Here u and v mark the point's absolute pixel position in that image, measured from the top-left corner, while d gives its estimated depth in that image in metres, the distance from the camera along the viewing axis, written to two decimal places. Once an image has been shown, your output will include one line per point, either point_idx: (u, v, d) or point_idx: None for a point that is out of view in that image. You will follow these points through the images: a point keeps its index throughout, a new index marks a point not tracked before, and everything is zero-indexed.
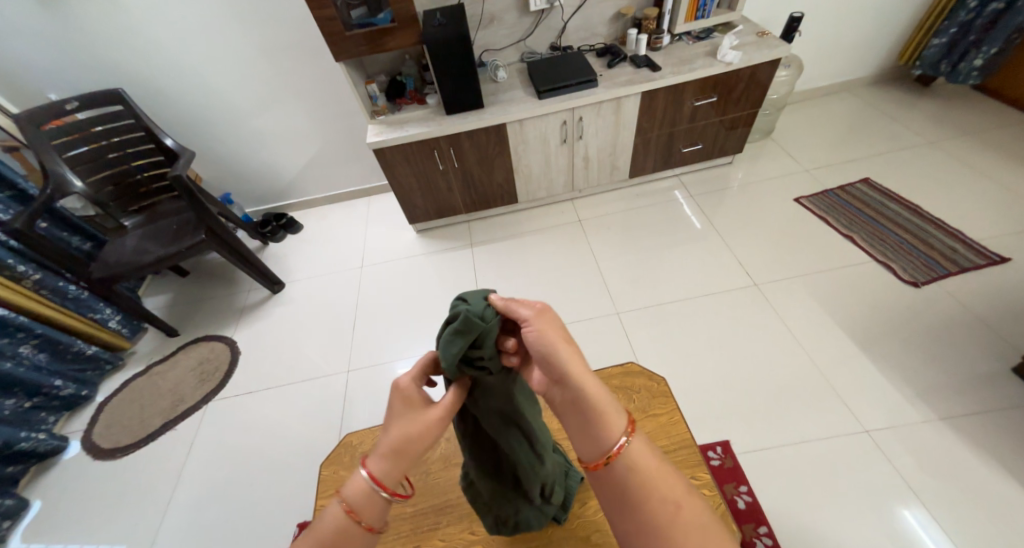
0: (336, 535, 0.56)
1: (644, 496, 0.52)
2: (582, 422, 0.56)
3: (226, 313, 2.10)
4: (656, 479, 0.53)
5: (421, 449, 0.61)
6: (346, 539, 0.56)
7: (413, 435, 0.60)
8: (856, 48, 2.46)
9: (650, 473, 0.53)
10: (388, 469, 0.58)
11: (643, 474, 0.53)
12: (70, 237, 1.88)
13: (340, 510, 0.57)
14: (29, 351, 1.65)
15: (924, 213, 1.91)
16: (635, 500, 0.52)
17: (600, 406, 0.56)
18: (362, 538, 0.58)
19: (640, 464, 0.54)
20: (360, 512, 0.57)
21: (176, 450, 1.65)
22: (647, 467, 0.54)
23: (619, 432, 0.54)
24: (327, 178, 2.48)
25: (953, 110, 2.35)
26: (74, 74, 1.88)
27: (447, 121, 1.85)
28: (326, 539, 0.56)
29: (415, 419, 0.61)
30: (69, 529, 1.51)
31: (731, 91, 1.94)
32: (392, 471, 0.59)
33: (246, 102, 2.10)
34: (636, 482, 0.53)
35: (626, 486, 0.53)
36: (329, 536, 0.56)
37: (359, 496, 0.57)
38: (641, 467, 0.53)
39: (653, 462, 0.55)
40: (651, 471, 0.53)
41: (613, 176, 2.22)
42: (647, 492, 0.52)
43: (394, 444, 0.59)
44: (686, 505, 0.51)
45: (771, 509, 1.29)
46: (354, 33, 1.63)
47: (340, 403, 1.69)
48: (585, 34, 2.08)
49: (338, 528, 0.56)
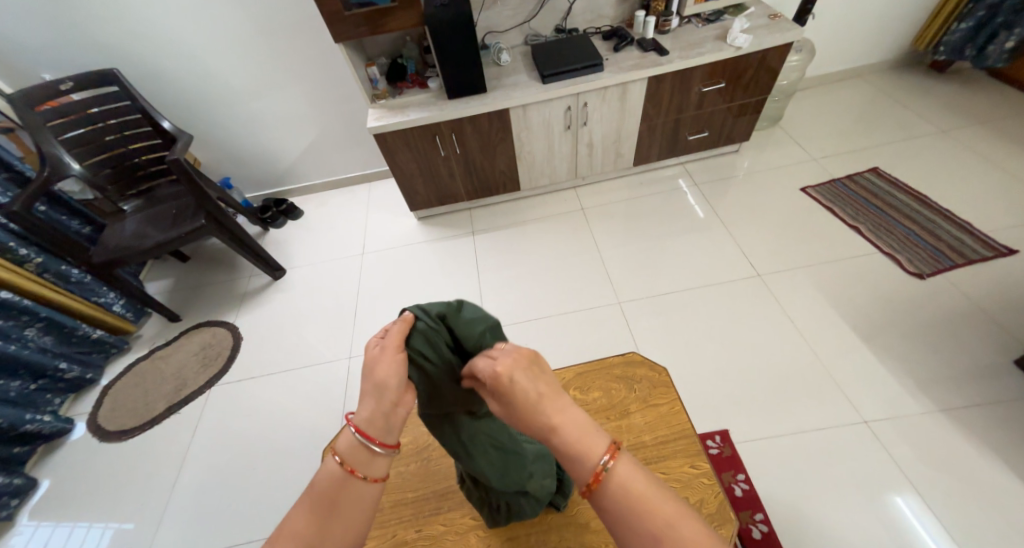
0: (335, 488, 0.57)
1: (635, 522, 0.48)
2: (560, 451, 0.53)
3: (227, 297, 2.11)
4: (647, 502, 0.49)
5: (389, 385, 0.61)
6: (344, 491, 0.57)
7: (371, 368, 0.62)
8: (870, 32, 2.39)
9: (639, 496, 0.49)
10: (370, 418, 0.60)
11: (631, 500, 0.49)
12: (70, 221, 1.86)
13: (336, 465, 0.58)
14: (33, 334, 1.65)
15: (932, 204, 1.88)
16: (629, 527, 0.49)
17: (575, 435, 0.52)
18: (363, 491, 0.58)
19: (629, 486, 0.50)
20: (354, 462, 0.58)
21: (180, 433, 1.67)
22: (637, 490, 0.50)
23: (603, 453, 0.51)
24: (326, 163, 2.45)
25: (968, 98, 2.30)
26: (68, 53, 1.84)
27: (448, 106, 1.81)
28: (327, 496, 0.57)
29: (376, 360, 0.62)
30: (77, 508, 1.54)
31: (740, 77, 1.89)
32: (377, 420, 0.60)
33: (244, 85, 2.06)
34: (627, 507, 0.49)
35: (619, 512, 0.49)
36: (325, 490, 0.57)
37: (351, 450, 0.58)
38: (630, 490, 0.50)
39: (642, 480, 0.51)
40: (640, 494, 0.50)
41: (617, 163, 2.19)
42: (641, 518, 0.48)
43: (363, 387, 0.61)
44: (683, 528, 0.47)
45: (768, 498, 1.31)
46: (353, 12, 1.57)
47: (341, 390, 1.70)
48: (591, 16, 2.02)
49: (337, 482, 0.57)
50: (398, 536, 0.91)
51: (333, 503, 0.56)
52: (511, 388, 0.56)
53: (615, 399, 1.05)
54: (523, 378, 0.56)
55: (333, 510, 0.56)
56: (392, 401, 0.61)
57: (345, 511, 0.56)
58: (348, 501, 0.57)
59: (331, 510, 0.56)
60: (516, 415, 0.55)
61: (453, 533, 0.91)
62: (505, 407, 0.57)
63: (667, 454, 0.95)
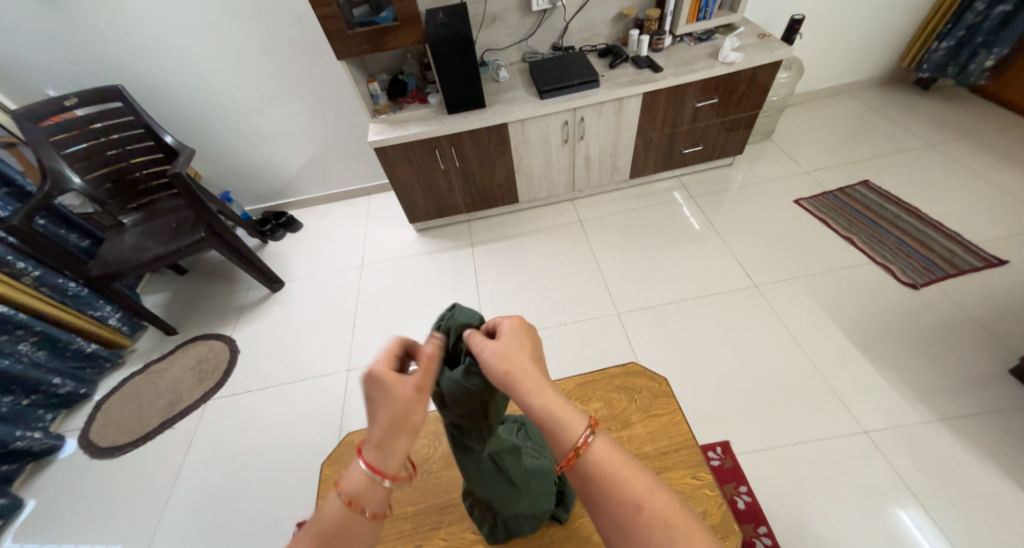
0: (340, 526, 0.56)
1: (609, 494, 0.53)
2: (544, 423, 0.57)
3: (224, 311, 2.10)
4: (622, 474, 0.53)
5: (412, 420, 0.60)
6: (348, 529, 0.56)
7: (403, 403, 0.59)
8: (856, 50, 2.47)
9: (615, 471, 0.53)
10: (380, 454, 0.59)
11: (607, 472, 0.53)
12: (68, 234, 1.86)
13: (340, 502, 0.57)
14: (27, 348, 1.63)
15: (923, 215, 1.92)
16: (604, 497, 0.53)
17: (561, 407, 0.57)
18: (365, 527, 0.58)
19: (606, 462, 0.54)
20: (360, 499, 0.57)
21: (174, 449, 1.65)
22: (613, 465, 0.54)
23: (583, 431, 0.55)
24: (326, 176, 2.47)
25: (953, 113, 2.36)
26: (73, 70, 1.88)
27: (448, 120, 1.84)
28: (330, 531, 0.56)
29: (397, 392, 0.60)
30: (65, 528, 1.50)
31: (733, 93, 1.95)
32: (386, 457, 0.59)
33: (246, 101, 2.09)
34: (602, 480, 0.53)
35: (596, 484, 0.53)
36: (329, 528, 0.56)
37: (357, 484, 0.58)
38: (607, 466, 0.54)
39: (619, 458, 0.55)
40: (616, 468, 0.54)
41: (613, 177, 2.23)
42: (615, 490, 0.52)
43: (385, 418, 0.59)
44: (653, 498, 0.51)
45: (770, 510, 1.29)
46: (355, 31, 1.62)
47: (339, 403, 1.68)
48: (586, 34, 2.08)
49: (341, 520, 0.57)
50: None
51: (337, 536, 0.56)
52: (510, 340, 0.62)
53: (616, 410, 1.05)
54: (524, 338, 0.63)
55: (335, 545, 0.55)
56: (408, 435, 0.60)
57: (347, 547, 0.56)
58: (351, 539, 0.56)
59: (333, 545, 0.55)
60: (506, 365, 0.60)
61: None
62: (500, 345, 0.61)
63: (668, 465, 0.94)
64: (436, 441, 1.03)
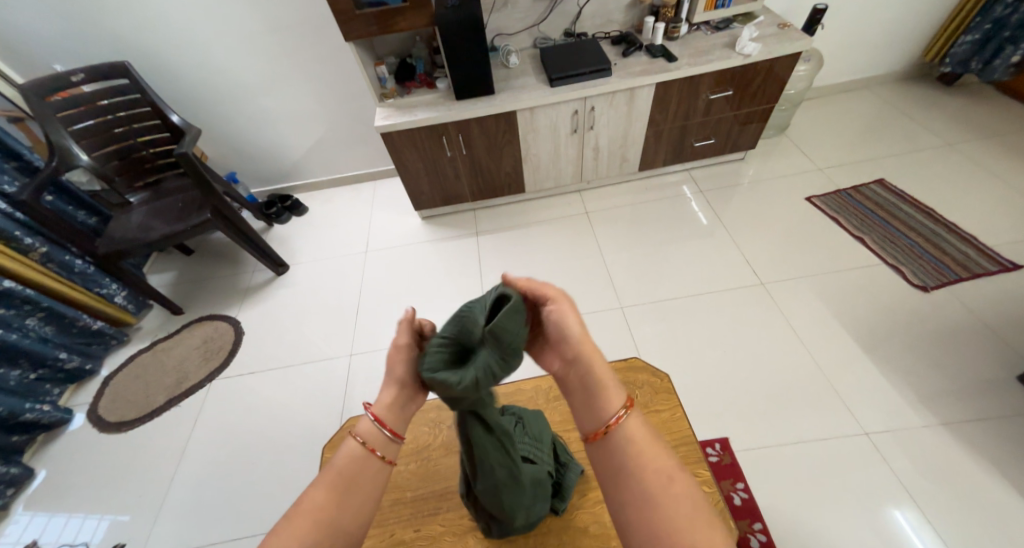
0: (354, 466, 0.59)
1: (633, 470, 0.53)
2: (587, 391, 0.59)
3: (230, 291, 2.11)
4: (649, 454, 0.54)
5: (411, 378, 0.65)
6: (361, 470, 0.59)
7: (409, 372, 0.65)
8: (879, 44, 2.40)
9: (642, 450, 0.54)
10: (386, 404, 0.63)
11: (637, 446, 0.54)
12: (76, 211, 1.88)
13: (355, 445, 0.60)
14: (34, 324, 1.66)
15: (938, 216, 1.88)
16: (627, 472, 0.53)
17: (605, 379, 0.60)
18: (376, 472, 0.60)
19: (635, 440, 0.55)
20: (372, 442, 0.60)
21: (179, 426, 1.68)
22: (642, 444, 0.55)
23: (619, 406, 0.57)
24: (333, 160, 2.46)
25: (976, 111, 2.29)
26: (80, 46, 1.86)
27: (456, 106, 1.82)
28: (343, 472, 0.58)
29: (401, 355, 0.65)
30: (74, 499, 1.54)
31: (748, 85, 1.89)
32: (394, 408, 0.63)
33: (253, 81, 2.07)
34: (628, 457, 0.54)
35: (620, 458, 0.54)
36: (344, 468, 0.59)
37: (369, 430, 0.61)
38: (634, 442, 0.55)
39: (647, 439, 0.56)
40: (645, 448, 0.55)
41: (621, 169, 2.19)
42: (642, 465, 0.53)
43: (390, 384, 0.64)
44: (676, 480, 0.52)
45: (766, 508, 1.30)
46: (363, 12, 1.58)
47: (341, 387, 1.70)
48: (600, 20, 2.03)
49: (356, 463, 0.59)
50: (396, 535, 0.91)
51: (349, 477, 0.58)
52: (565, 307, 0.63)
53: None
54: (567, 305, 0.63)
55: (349, 484, 0.58)
56: (409, 395, 0.65)
57: (358, 488, 0.58)
58: (364, 481, 0.58)
59: (347, 485, 0.58)
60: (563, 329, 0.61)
61: (451, 534, 0.90)
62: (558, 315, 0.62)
63: None
64: (437, 429, 1.04)
